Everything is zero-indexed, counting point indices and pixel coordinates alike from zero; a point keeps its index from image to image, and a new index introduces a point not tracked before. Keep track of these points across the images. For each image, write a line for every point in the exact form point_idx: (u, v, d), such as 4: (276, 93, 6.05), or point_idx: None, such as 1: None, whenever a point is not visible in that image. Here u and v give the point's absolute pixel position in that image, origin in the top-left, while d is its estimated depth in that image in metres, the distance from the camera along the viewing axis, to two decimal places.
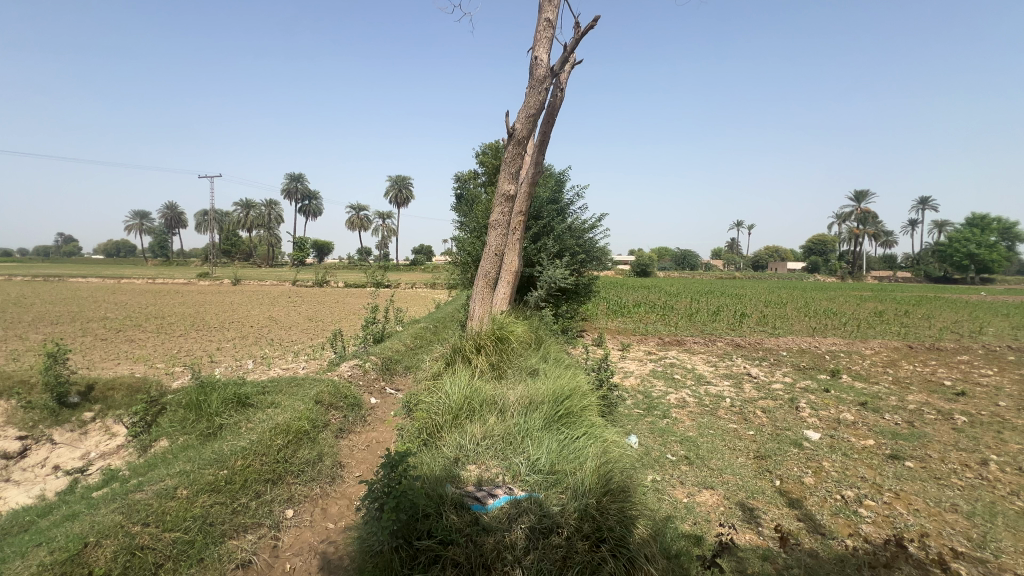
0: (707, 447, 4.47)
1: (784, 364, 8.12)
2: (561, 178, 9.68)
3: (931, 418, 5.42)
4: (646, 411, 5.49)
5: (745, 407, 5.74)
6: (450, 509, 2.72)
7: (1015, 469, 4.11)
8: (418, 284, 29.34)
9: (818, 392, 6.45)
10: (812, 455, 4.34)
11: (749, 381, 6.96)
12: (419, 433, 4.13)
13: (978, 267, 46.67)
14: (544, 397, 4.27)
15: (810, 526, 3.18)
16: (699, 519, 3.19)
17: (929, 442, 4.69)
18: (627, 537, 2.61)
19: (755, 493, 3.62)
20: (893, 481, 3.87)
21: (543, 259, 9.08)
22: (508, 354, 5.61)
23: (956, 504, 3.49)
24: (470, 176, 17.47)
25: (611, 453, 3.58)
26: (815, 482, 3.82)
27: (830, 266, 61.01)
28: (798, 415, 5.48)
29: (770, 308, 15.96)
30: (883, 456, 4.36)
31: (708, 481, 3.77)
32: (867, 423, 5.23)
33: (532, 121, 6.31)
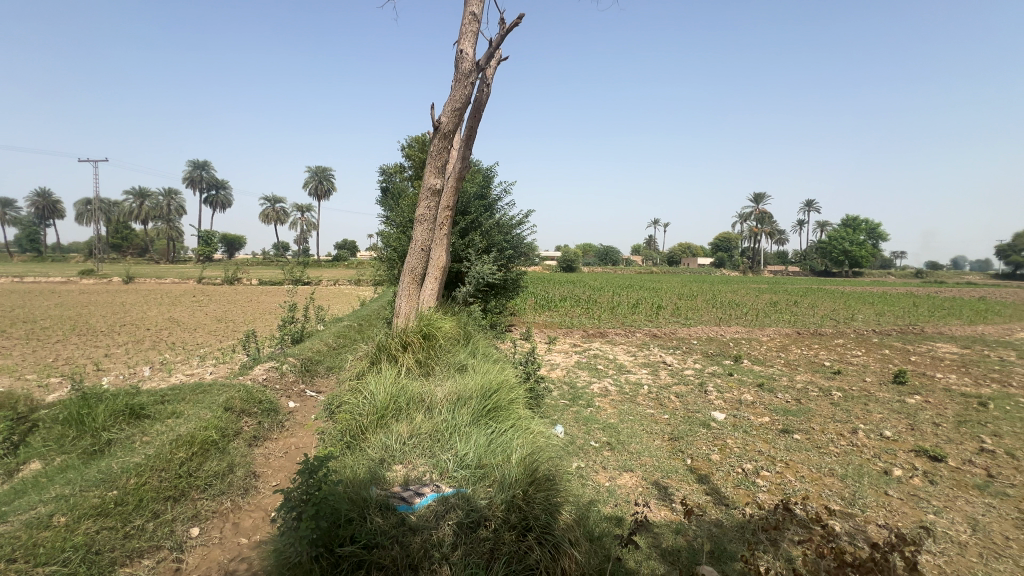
0: (627, 432, 4.76)
1: (695, 352, 8.86)
2: (488, 174, 9.74)
3: (814, 396, 6.18)
4: (572, 401, 5.73)
5: (660, 393, 6.17)
6: (375, 512, 2.69)
7: (877, 435, 4.83)
8: (341, 280, 27.97)
9: (723, 376, 7.12)
10: (718, 434, 4.78)
11: (664, 368, 7.50)
12: (342, 436, 3.98)
13: (852, 262, 53.71)
14: (472, 392, 4.30)
15: (716, 499, 3.52)
16: (619, 500, 3.42)
17: (812, 416, 5.37)
18: (552, 524, 2.72)
19: (669, 472, 3.92)
20: (784, 453, 4.37)
21: (471, 254, 9.09)
22: (435, 351, 5.56)
23: (832, 469, 4.02)
24: (395, 170, 16.91)
25: (537, 444, 3.70)
26: (720, 458, 4.21)
27: (733, 262, 67.06)
28: (707, 398, 6.02)
29: (683, 301, 17.21)
30: (776, 431, 4.91)
31: (627, 465, 4.02)
32: (764, 402, 5.87)
33: (459, 115, 6.25)
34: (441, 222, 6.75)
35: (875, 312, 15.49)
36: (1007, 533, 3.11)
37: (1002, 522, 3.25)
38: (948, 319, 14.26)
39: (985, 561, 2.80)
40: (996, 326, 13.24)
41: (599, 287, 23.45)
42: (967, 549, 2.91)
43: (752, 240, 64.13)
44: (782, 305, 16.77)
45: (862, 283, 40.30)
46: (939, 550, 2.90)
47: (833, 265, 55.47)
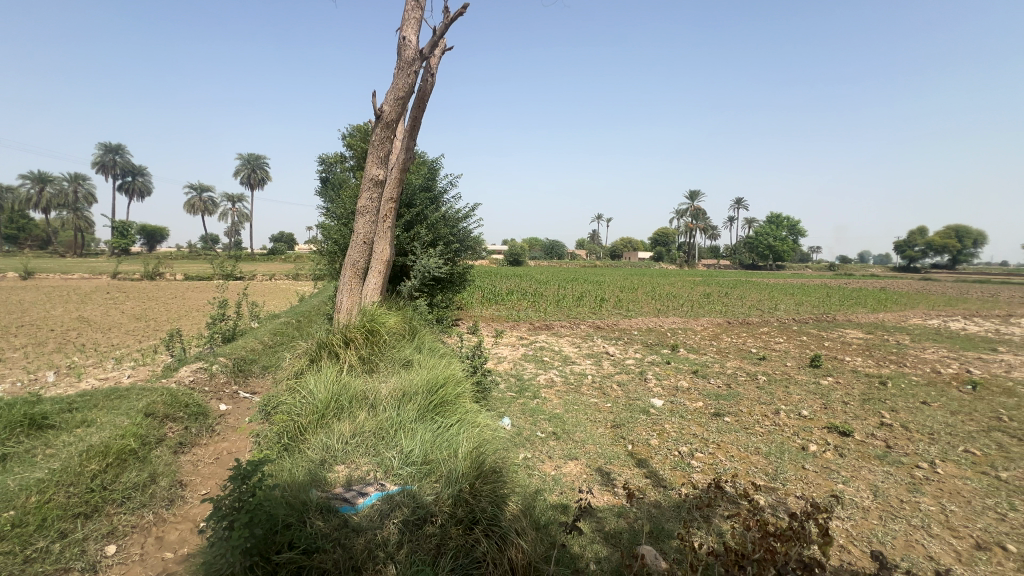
0: (572, 421, 4.89)
1: (635, 342, 9.25)
2: (433, 166, 9.58)
3: (742, 380, 6.64)
4: (519, 393, 5.79)
5: (604, 382, 6.38)
6: (315, 516, 2.59)
7: (796, 414, 5.27)
8: (277, 274, 26.48)
9: (661, 364, 7.49)
10: (657, 420, 5.03)
11: (607, 359, 7.75)
12: (279, 439, 3.79)
13: (775, 256, 58.10)
14: (418, 388, 4.23)
15: (654, 481, 3.70)
16: (564, 488, 3.51)
17: (740, 399, 5.78)
18: (498, 516, 2.74)
19: (612, 458, 4.07)
20: (716, 434, 4.67)
21: (416, 248, 8.90)
22: (379, 347, 5.41)
23: (758, 448, 4.35)
24: (335, 160, 16.19)
25: (484, 437, 3.72)
26: (659, 443, 4.43)
27: (671, 256, 70.48)
28: (646, 385, 6.32)
29: (625, 293, 17.85)
30: (709, 414, 5.24)
31: (572, 453, 4.13)
32: (698, 388, 6.24)
33: (402, 105, 6.07)
34: (384, 215, 6.55)
35: (795, 302, 16.87)
36: (902, 497, 3.51)
37: (898, 487, 3.65)
38: (855, 308, 15.81)
39: (884, 522, 3.15)
40: (893, 313, 14.85)
41: (545, 280, 23.85)
42: (870, 513, 3.26)
43: (687, 235, 67.65)
44: (714, 296, 17.84)
45: (784, 275, 43.68)
46: (847, 515, 3.22)
47: (759, 259, 59.76)
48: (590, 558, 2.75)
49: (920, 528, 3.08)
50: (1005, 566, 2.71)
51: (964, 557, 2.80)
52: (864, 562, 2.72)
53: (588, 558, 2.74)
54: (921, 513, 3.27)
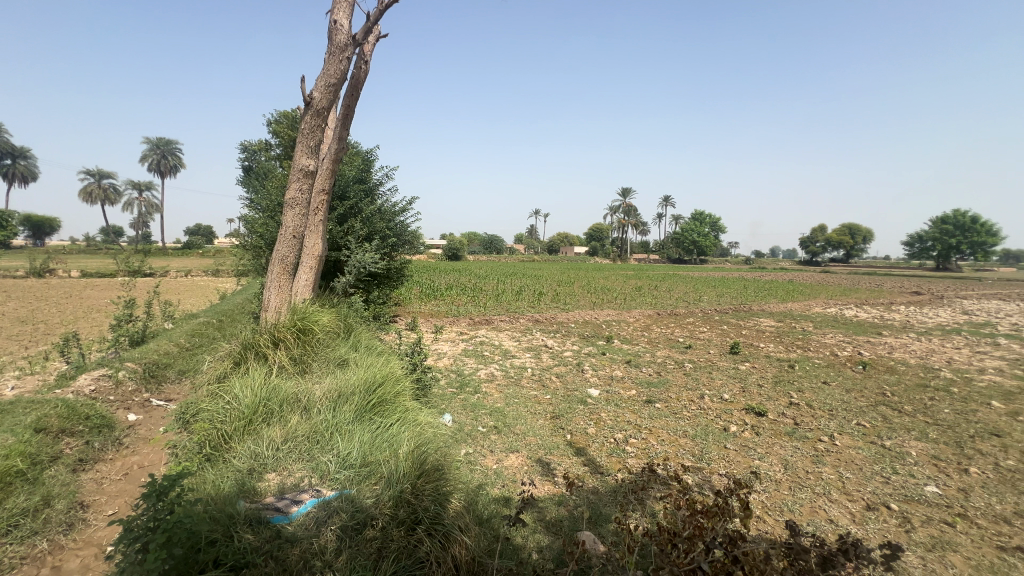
0: (513, 414, 4.96)
1: (573, 334, 9.53)
2: (367, 157, 9.24)
3: (671, 368, 7.05)
4: (460, 388, 5.76)
5: (543, 375, 6.52)
6: (243, 528, 2.43)
7: (718, 398, 5.69)
8: (193, 270, 24.38)
9: (597, 355, 7.78)
10: (593, 409, 5.22)
11: (546, 351, 7.92)
12: (200, 449, 3.50)
13: (699, 251, 62.07)
14: (355, 388, 4.08)
15: (592, 468, 3.85)
16: (506, 481, 3.55)
17: (669, 386, 6.15)
18: (441, 513, 2.72)
19: (552, 448, 4.18)
20: (648, 420, 4.93)
21: (351, 242, 8.55)
22: (311, 347, 5.15)
23: (685, 431, 4.65)
24: (259, 147, 15.15)
25: (425, 435, 3.66)
26: (596, 431, 4.61)
27: (605, 251, 73.18)
28: (583, 376, 6.54)
29: (562, 287, 18.29)
30: (641, 401, 5.52)
31: (514, 446, 4.19)
32: (631, 377, 6.56)
33: (334, 92, 5.78)
34: (315, 207, 6.22)
35: (716, 294, 18.16)
36: (808, 468, 3.90)
37: (804, 459, 4.06)
38: (767, 298, 17.30)
39: (793, 492, 3.48)
40: (799, 302, 16.43)
41: (484, 275, 23.85)
42: (781, 485, 3.59)
43: (620, 230, 70.47)
44: (644, 289, 18.73)
45: (707, 269, 46.87)
46: (763, 488, 3.53)
47: (685, 254, 63.58)
48: (532, 547, 2.81)
49: (822, 495, 3.44)
50: (890, 522, 3.10)
51: (857, 518, 3.17)
52: (777, 530, 3.00)
53: (530, 548, 2.80)
54: (823, 481, 3.67)
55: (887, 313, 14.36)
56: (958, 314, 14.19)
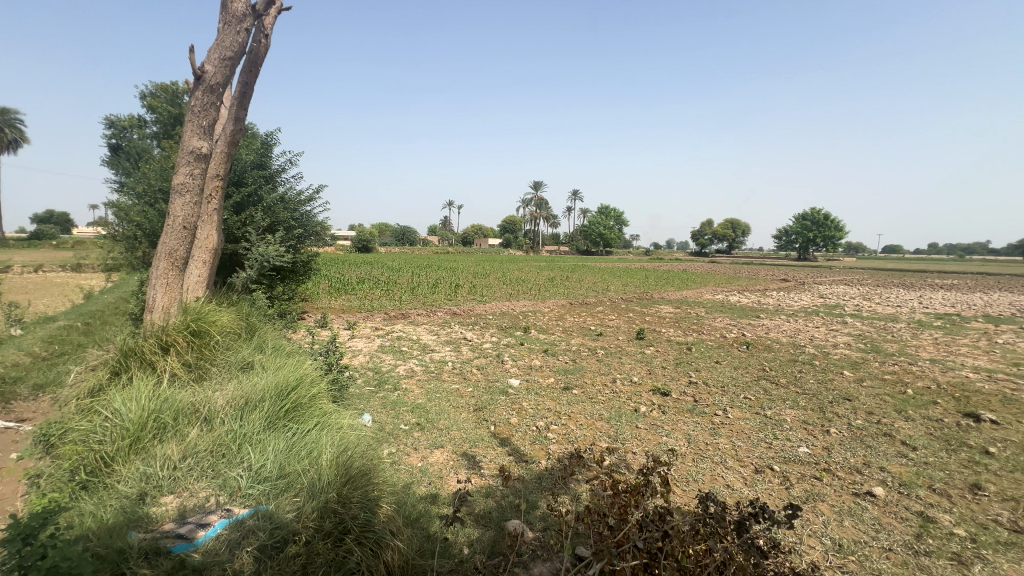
0: (436, 410, 4.88)
1: (491, 325, 9.61)
2: (267, 141, 8.46)
3: (585, 355, 7.39)
4: (378, 386, 5.54)
5: (464, 368, 6.50)
6: (138, 563, 2.11)
7: (629, 381, 6.09)
8: (44, 265, 20.67)
9: (516, 346, 7.93)
10: (515, 399, 5.32)
11: (465, 344, 7.89)
12: (71, 476, 2.98)
13: (606, 243, 65.66)
14: (265, 393, 3.73)
15: (517, 457, 3.92)
16: (433, 478, 3.48)
17: (585, 372, 6.45)
18: (371, 520, 2.60)
19: (477, 441, 4.18)
20: (567, 406, 5.14)
21: (250, 233, 7.79)
22: (208, 350, 4.62)
23: (601, 414, 4.91)
24: (130, 123, 13.20)
25: (347, 439, 3.47)
26: (518, 420, 4.70)
27: (518, 243, 74.54)
28: (504, 367, 6.62)
29: (478, 279, 18.32)
30: (559, 389, 5.73)
31: (438, 441, 4.13)
32: (549, 365, 6.77)
33: (230, 67, 5.18)
34: (207, 194, 5.55)
35: (622, 283, 19.34)
36: (707, 440, 4.31)
37: (704, 433, 4.48)
38: (666, 287, 18.79)
39: (696, 464, 3.83)
40: (693, 290, 18.06)
41: (398, 267, 23.11)
42: (686, 458, 3.93)
43: (533, 223, 72.10)
44: (558, 280, 19.39)
45: (613, 260, 49.72)
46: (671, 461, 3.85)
47: (593, 246, 66.86)
48: (464, 542, 2.79)
49: (720, 464, 3.82)
50: (774, 482, 3.54)
51: (749, 480, 3.58)
52: (684, 499, 3.27)
53: (461, 543, 2.77)
54: (720, 450, 4.09)
55: (763, 298, 16.33)
56: (816, 297, 16.54)
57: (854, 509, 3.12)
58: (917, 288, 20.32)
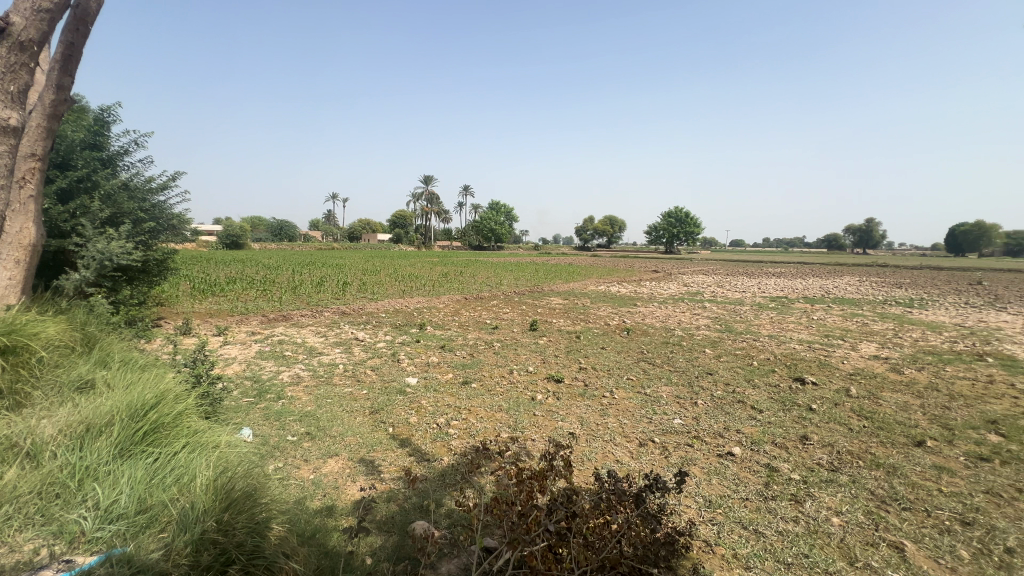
0: (327, 416, 4.55)
1: (385, 324, 9.24)
2: (101, 116, 7.07)
3: (482, 349, 7.46)
4: (258, 397, 4.99)
5: (357, 370, 6.14)
6: None
7: (525, 371, 6.29)
8: None
9: (412, 343, 7.72)
10: (413, 397, 5.18)
11: (357, 344, 7.47)
12: None
13: (498, 238, 66.93)
14: (113, 416, 3.12)
15: (418, 457, 3.81)
16: (328, 491, 3.22)
17: (483, 366, 6.51)
18: (261, 546, 2.34)
19: (375, 445, 3.99)
20: (467, 401, 5.14)
21: (83, 226, 6.47)
22: (27, 370, 3.73)
23: (500, 405, 4.99)
24: None
25: (225, 459, 3.06)
26: (418, 419, 4.58)
27: (410, 238, 72.42)
28: (400, 365, 6.40)
29: (367, 276, 17.43)
30: (458, 384, 5.71)
31: (332, 450, 3.85)
32: (447, 361, 6.71)
33: (45, 21, 4.19)
34: (18, 177, 4.45)
35: (514, 277, 19.83)
36: (598, 421, 4.62)
37: (595, 414, 4.80)
38: (555, 280, 19.72)
39: (590, 444, 4.08)
40: (578, 282, 19.20)
41: (276, 265, 21.05)
42: (581, 439, 4.17)
43: (425, 219, 70.74)
44: (451, 275, 19.24)
45: (505, 255, 50.77)
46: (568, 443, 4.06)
47: (485, 241, 67.76)
48: (366, 552, 2.63)
49: (610, 442, 4.12)
50: (656, 452, 3.91)
51: (635, 453, 3.91)
52: (580, 478, 3.46)
53: (363, 554, 2.61)
54: (609, 429, 4.41)
55: (639, 288, 17.97)
56: (681, 286, 18.66)
57: (720, 468, 3.58)
58: (756, 277, 23.95)
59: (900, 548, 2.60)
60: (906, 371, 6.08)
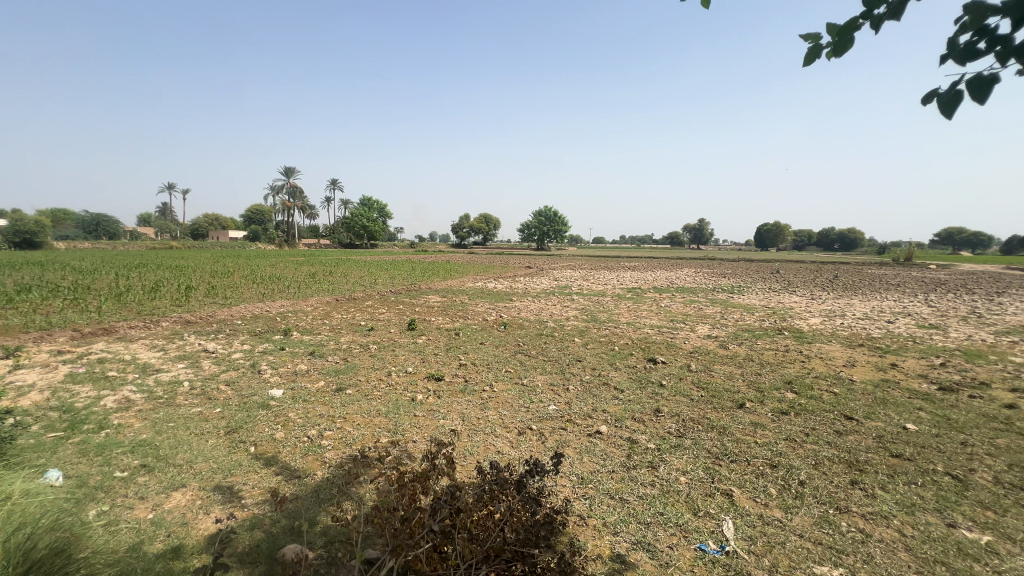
0: (169, 443, 3.90)
1: (241, 331, 8.23)
2: None
3: (357, 352, 7.07)
4: (71, 430, 4.06)
5: (207, 385, 5.37)
6: None
7: (403, 372, 6.13)
8: None
9: (275, 351, 6.99)
10: (279, 411, 4.71)
11: (206, 357, 6.53)
12: None
13: (371, 236, 63.95)
14: None
15: (287, 475, 3.48)
16: (172, 530, 2.77)
17: (358, 370, 6.18)
18: None
19: (233, 469, 3.54)
20: (341, 408, 4.83)
21: None
22: None
23: (378, 410, 4.80)
24: None
25: (21, 511, 2.43)
26: (285, 434, 4.18)
27: (269, 236, 65.33)
28: (261, 377, 5.76)
29: (216, 279, 15.30)
30: (331, 391, 5.34)
31: (176, 481, 3.32)
32: (317, 367, 6.22)
33: None
34: None
35: (389, 276, 19.15)
36: (479, 415, 4.71)
37: (475, 409, 4.88)
38: (432, 278, 19.52)
39: (471, 438, 4.14)
40: (456, 279, 19.25)
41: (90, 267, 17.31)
42: (462, 435, 4.21)
43: (287, 214, 64.50)
44: (319, 276, 17.84)
45: (379, 253, 48.56)
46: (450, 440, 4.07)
47: (357, 238, 64.24)
48: None
49: (491, 434, 4.23)
50: (533, 439, 4.12)
51: (515, 442, 4.06)
52: (463, 474, 3.50)
53: None
54: (490, 422, 4.52)
55: (514, 283, 18.64)
56: (552, 281, 19.83)
57: (590, 446, 3.91)
58: (615, 271, 26.54)
59: (730, 494, 3.13)
60: (730, 347, 7.30)
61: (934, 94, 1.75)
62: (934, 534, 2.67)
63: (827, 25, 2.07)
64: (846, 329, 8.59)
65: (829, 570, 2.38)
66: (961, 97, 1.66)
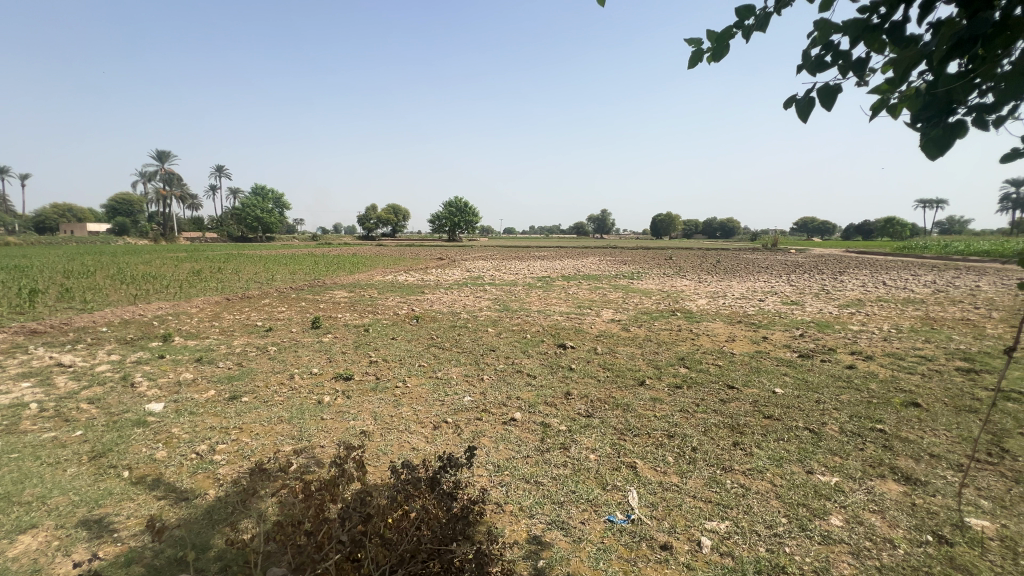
0: (13, 478, 3.26)
1: (107, 340, 7.11)
2: None
3: (253, 356, 6.46)
4: None
5: (64, 406, 4.57)
6: None
7: (308, 374, 5.73)
8: None
9: (152, 360, 6.14)
10: (159, 427, 4.16)
11: (61, 372, 5.54)
12: None
13: (265, 228, 58.74)
14: None
15: (172, 499, 3.09)
16: None
17: (255, 375, 5.65)
18: None
19: (101, 499, 3.06)
20: (236, 419, 4.39)
21: None
22: None
23: (280, 417, 4.44)
24: None
25: None
26: (167, 453, 3.70)
27: (140, 229, 57.18)
28: (136, 391, 5.03)
29: (71, 279, 13.05)
30: (223, 400, 4.83)
31: (24, 522, 2.79)
32: (206, 375, 5.59)
33: None
34: None
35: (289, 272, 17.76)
36: (392, 413, 4.56)
37: (387, 407, 4.72)
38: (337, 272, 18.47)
39: (384, 437, 4.01)
40: (365, 273, 18.38)
41: None
42: (374, 434, 4.05)
43: (161, 204, 56.83)
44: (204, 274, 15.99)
45: (275, 247, 44.69)
46: (361, 442, 3.89)
47: (250, 232, 58.66)
48: None
49: (404, 430, 4.13)
50: (449, 432, 4.09)
51: (431, 437, 4.00)
52: (376, 475, 3.37)
53: None
54: (404, 419, 4.40)
55: (426, 275, 18.23)
56: (464, 272, 19.80)
57: (505, 434, 3.97)
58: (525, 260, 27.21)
59: (634, 465, 3.37)
60: (631, 329, 7.84)
61: (793, 99, 1.98)
62: (798, 480, 3.11)
63: (706, 30, 2.24)
64: (727, 308, 9.63)
65: (718, 524, 2.67)
66: (814, 102, 1.89)
